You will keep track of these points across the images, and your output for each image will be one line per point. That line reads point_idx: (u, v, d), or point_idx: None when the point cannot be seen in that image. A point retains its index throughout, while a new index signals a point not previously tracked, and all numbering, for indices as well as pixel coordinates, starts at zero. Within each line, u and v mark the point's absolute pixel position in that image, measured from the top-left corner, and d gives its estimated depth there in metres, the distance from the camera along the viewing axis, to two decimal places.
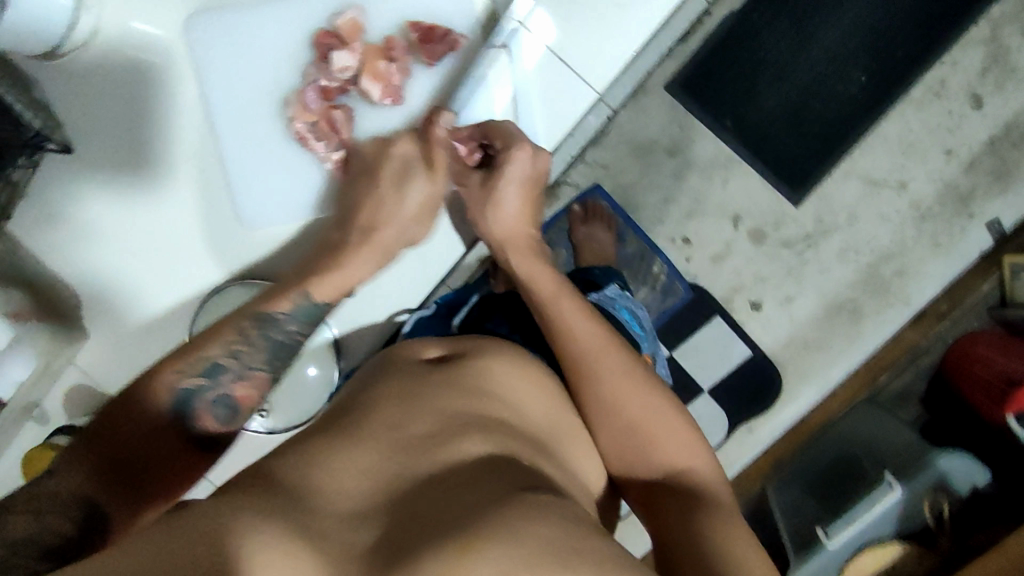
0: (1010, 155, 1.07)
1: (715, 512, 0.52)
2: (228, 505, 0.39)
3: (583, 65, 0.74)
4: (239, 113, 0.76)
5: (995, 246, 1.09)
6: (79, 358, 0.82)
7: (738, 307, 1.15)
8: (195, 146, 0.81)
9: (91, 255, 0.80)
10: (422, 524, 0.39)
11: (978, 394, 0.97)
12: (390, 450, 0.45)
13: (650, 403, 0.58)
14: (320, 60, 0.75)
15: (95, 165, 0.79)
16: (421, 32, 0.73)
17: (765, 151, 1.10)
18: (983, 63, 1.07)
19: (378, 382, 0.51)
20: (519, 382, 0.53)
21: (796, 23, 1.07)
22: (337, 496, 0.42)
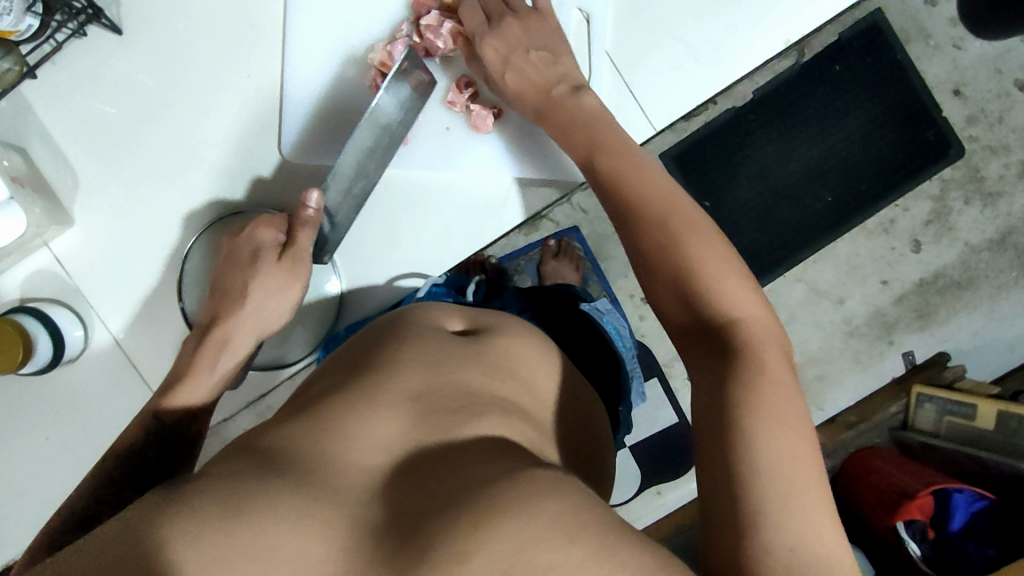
0: (933, 299, 1.21)
1: (751, 376, 0.48)
2: (238, 471, 0.37)
3: (648, 101, 0.79)
4: (314, 44, 0.74)
5: (906, 374, 1.20)
6: (54, 242, 0.75)
7: (676, 374, 1.21)
8: (245, 57, 0.74)
9: (95, 140, 0.74)
10: (432, 501, 0.37)
11: (869, 500, 1.06)
12: (410, 423, 0.43)
13: (709, 249, 0.55)
14: (416, 19, 0.74)
15: (136, 53, 0.74)
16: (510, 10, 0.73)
17: (734, 239, 1.19)
18: (928, 214, 1.21)
19: (398, 348, 0.49)
20: (540, 372, 0.54)
21: (786, 133, 1.17)
22: (347, 464, 0.39)
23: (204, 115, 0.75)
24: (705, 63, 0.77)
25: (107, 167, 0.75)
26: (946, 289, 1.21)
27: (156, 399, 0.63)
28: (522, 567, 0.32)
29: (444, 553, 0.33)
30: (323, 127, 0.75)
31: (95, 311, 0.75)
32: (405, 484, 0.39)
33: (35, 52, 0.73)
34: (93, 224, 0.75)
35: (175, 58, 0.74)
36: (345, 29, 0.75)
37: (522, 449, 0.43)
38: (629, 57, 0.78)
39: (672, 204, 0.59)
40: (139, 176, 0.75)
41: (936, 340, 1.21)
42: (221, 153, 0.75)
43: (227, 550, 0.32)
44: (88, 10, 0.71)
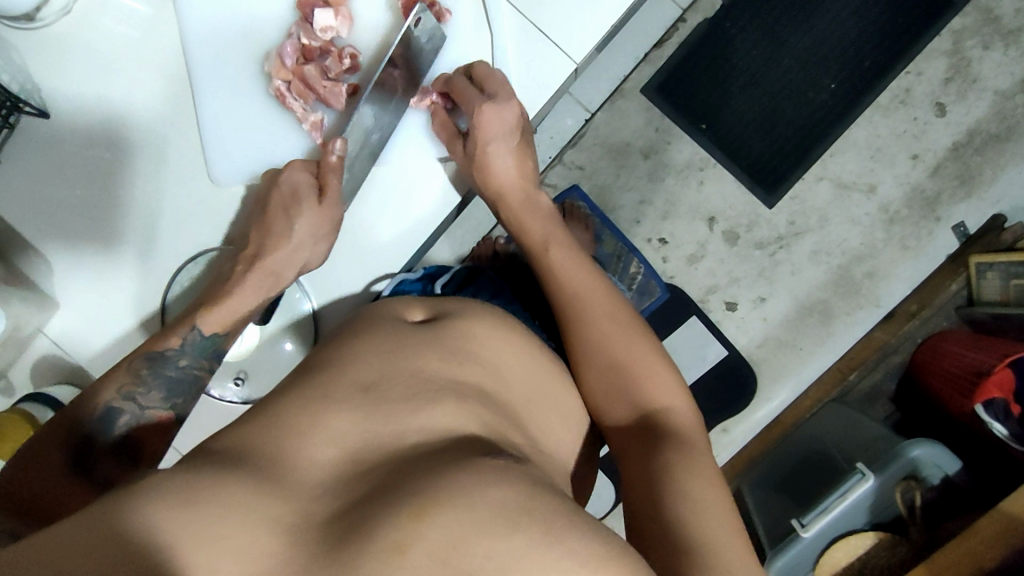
0: (973, 161, 1.11)
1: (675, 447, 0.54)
2: (198, 470, 0.38)
3: (564, 36, 0.69)
4: (219, 67, 0.67)
5: (962, 249, 1.11)
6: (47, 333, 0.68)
7: (715, 307, 1.17)
8: (173, 104, 0.67)
9: (50, 220, 0.67)
10: (383, 484, 0.37)
11: (946, 389, 0.98)
12: (363, 413, 0.43)
13: (624, 326, 0.63)
14: (304, 18, 0.67)
15: (75, 129, 0.66)
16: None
17: (739, 155, 1.13)
18: (946, 73, 1.10)
19: (355, 340, 0.50)
20: (502, 346, 0.54)
21: (767, 31, 1.10)
22: (301, 462, 0.40)
23: (155, 173, 0.67)
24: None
25: (66, 244, 0.67)
26: (986, 146, 1.11)
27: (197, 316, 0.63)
28: (459, 556, 0.32)
29: (385, 542, 0.33)
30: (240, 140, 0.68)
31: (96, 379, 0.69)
32: (359, 474, 0.39)
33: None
34: (79, 311, 0.68)
35: (105, 115, 0.67)
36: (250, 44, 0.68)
37: (500, 447, 0.42)
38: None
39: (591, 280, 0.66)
40: (104, 243, 0.67)
41: (987, 204, 1.11)
42: (181, 201, 0.68)
43: (196, 524, 0.33)
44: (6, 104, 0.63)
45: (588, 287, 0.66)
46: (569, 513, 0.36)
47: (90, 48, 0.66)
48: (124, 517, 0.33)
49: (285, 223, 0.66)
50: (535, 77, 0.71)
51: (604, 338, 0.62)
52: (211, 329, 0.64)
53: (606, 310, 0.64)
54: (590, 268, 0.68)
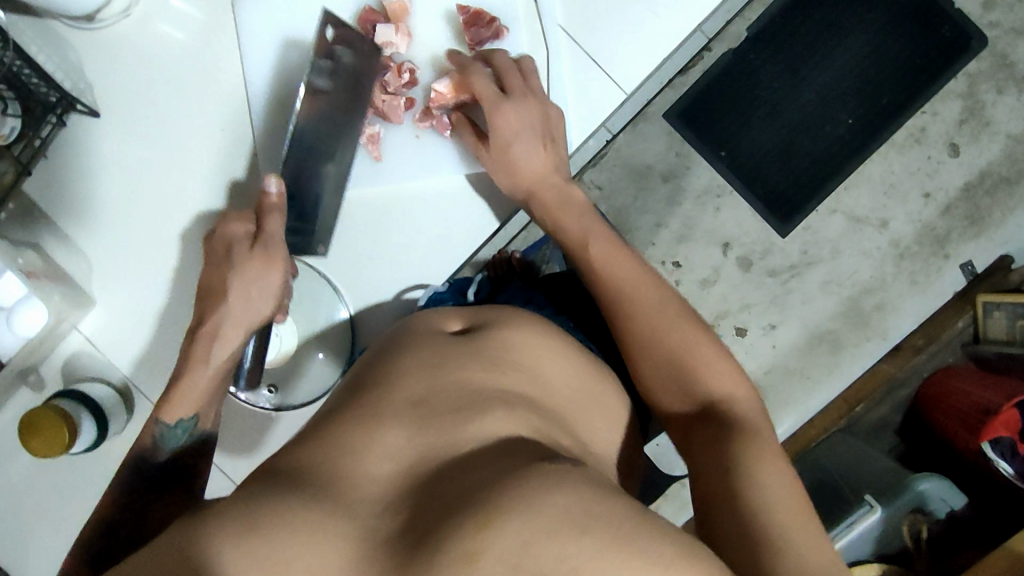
0: (983, 202, 1.14)
1: (736, 433, 0.54)
2: (262, 493, 0.39)
3: (614, 65, 0.72)
4: (271, 73, 0.68)
5: (969, 287, 1.14)
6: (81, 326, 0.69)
7: (725, 332, 1.18)
8: (222, 109, 0.68)
9: (92, 218, 0.68)
10: (444, 495, 0.38)
11: (952, 424, 1.00)
12: (416, 428, 0.43)
13: (668, 315, 0.62)
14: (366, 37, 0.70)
15: (124, 131, 0.67)
16: (468, 15, 0.70)
17: (757, 184, 1.15)
18: (961, 115, 1.13)
19: (402, 355, 0.51)
20: (542, 351, 0.55)
21: (790, 65, 1.12)
22: (357, 478, 0.40)
23: (200, 177, 0.68)
24: (664, 14, 0.71)
25: (110, 246, 0.68)
26: (996, 188, 1.13)
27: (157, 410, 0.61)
28: (532, 562, 0.33)
29: (454, 553, 0.34)
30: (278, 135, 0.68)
31: (129, 379, 0.69)
32: (415, 487, 0.40)
33: (27, 148, 0.64)
34: (114, 307, 0.68)
35: (153, 118, 0.67)
36: (298, 53, 0.68)
37: (544, 445, 0.44)
38: (590, 32, 0.72)
39: (632, 269, 0.65)
40: (146, 243, 0.68)
41: (995, 244, 1.14)
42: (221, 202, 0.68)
43: (249, 555, 0.34)
44: (63, 101, 0.64)
45: (635, 276, 0.65)
46: (634, 514, 0.37)
47: (143, 50, 0.67)
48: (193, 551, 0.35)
49: (227, 268, 0.64)
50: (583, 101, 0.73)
51: (653, 329, 0.61)
52: (176, 417, 0.61)
53: (652, 298, 0.63)
54: (632, 254, 0.66)
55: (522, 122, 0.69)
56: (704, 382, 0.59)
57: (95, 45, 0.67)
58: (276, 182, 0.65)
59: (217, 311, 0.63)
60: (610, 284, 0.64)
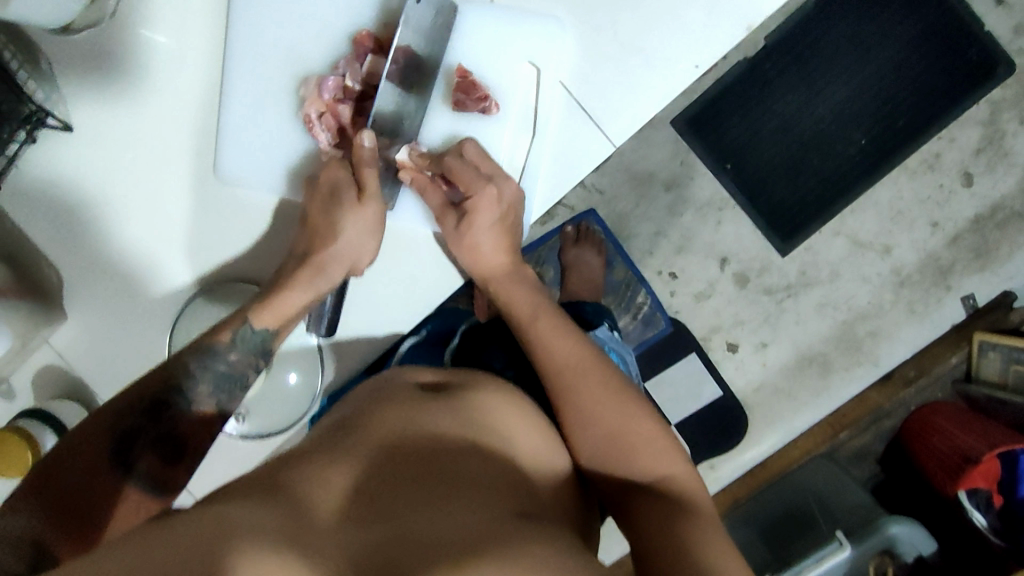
0: (992, 234, 1.10)
1: (691, 516, 0.55)
2: (253, 511, 0.43)
3: (604, 114, 0.65)
4: (256, 95, 0.65)
5: (967, 321, 1.11)
6: (56, 340, 0.69)
7: (715, 347, 1.18)
8: (205, 129, 0.66)
9: (65, 231, 0.66)
10: (415, 540, 0.43)
11: (934, 463, 1.00)
12: (391, 472, 0.49)
13: (605, 397, 0.63)
14: (355, 57, 0.64)
15: (103, 147, 0.65)
16: (464, 79, 0.65)
17: (761, 201, 1.12)
18: (979, 143, 1.09)
19: (382, 402, 0.56)
20: (513, 411, 0.58)
21: (806, 79, 1.08)
22: (334, 514, 0.45)
23: (179, 200, 0.67)
24: (659, 67, 0.63)
25: (87, 264, 0.67)
26: (1007, 222, 1.10)
27: (249, 311, 0.65)
28: None
29: None
30: (257, 159, 0.66)
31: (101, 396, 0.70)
32: (382, 528, 0.44)
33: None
34: (85, 325, 0.68)
35: (132, 136, 0.66)
36: (283, 69, 0.65)
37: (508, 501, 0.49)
38: (587, 82, 0.64)
39: (572, 344, 0.67)
40: (128, 261, 0.67)
41: (999, 279, 1.11)
42: (200, 227, 0.67)
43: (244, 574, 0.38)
44: (34, 114, 0.61)
45: (575, 350, 0.66)
46: None
47: (123, 61, 0.64)
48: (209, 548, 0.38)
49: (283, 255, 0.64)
50: (569, 151, 0.66)
51: (598, 411, 0.62)
52: (263, 325, 0.65)
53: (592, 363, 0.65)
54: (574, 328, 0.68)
55: (483, 220, 0.66)
56: (646, 459, 0.60)
57: (72, 52, 0.64)
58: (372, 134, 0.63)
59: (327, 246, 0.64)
60: (551, 362, 0.66)
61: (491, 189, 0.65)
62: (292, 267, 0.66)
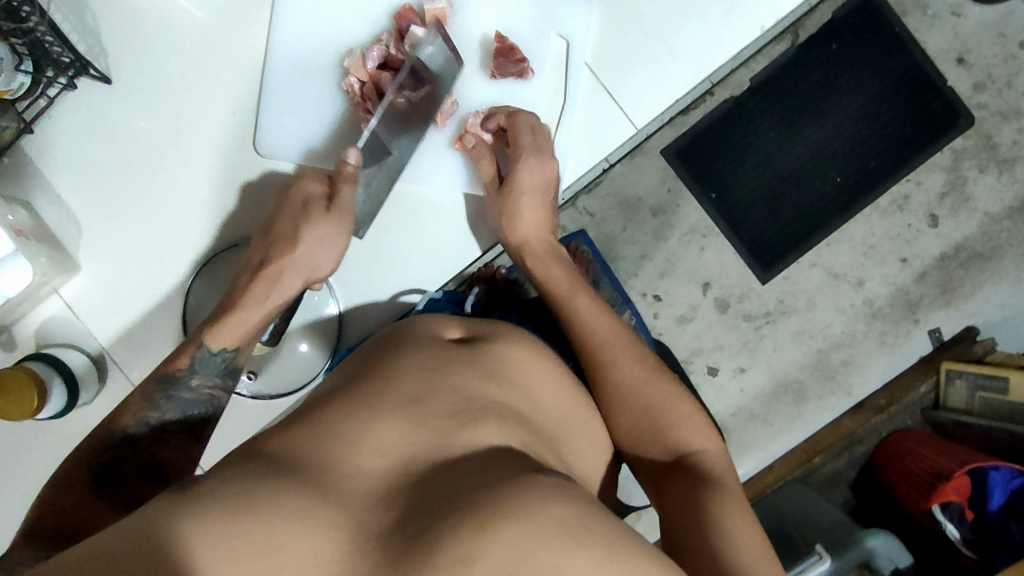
0: (956, 273, 1.18)
1: (715, 490, 0.61)
2: (264, 478, 0.43)
3: (627, 99, 0.84)
4: (298, 63, 0.79)
5: (934, 353, 1.17)
6: (65, 288, 0.79)
7: (696, 369, 1.21)
8: (227, 94, 0.79)
9: (88, 178, 0.78)
10: (437, 499, 0.44)
11: (905, 484, 1.03)
12: (409, 427, 0.50)
13: (640, 376, 0.69)
14: (397, 29, 0.79)
15: (134, 105, 0.79)
16: (502, 47, 0.80)
17: (743, 230, 1.18)
18: (943, 187, 1.17)
19: (403, 354, 0.57)
20: (533, 370, 0.62)
21: (787, 117, 1.16)
22: (352, 472, 0.46)
23: (196, 158, 0.79)
24: (678, 56, 0.84)
25: (110, 213, 0.79)
26: (969, 261, 1.17)
27: (205, 335, 0.71)
28: (530, 566, 0.39)
29: (451, 553, 0.39)
30: (291, 126, 0.79)
31: (109, 353, 0.80)
32: (407, 486, 0.46)
33: (31, 106, 0.76)
34: (96, 269, 0.79)
35: (163, 100, 0.79)
36: (324, 40, 0.79)
37: (524, 456, 0.50)
38: (610, 69, 0.84)
39: (606, 325, 0.73)
40: (147, 213, 0.79)
41: (962, 315, 1.18)
42: (214, 181, 0.80)
43: (242, 545, 0.38)
44: (76, 64, 0.74)
45: (607, 332, 0.72)
46: (616, 534, 0.43)
47: (165, 35, 0.78)
48: (202, 534, 0.37)
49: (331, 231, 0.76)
50: (598, 131, 0.84)
51: (632, 383, 0.68)
52: (219, 346, 0.71)
53: (623, 350, 0.71)
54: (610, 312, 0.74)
55: (526, 182, 0.80)
56: (677, 434, 0.66)
57: (121, 21, 0.78)
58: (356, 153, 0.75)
59: (295, 265, 0.76)
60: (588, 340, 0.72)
61: (530, 157, 0.80)
62: (247, 281, 0.75)
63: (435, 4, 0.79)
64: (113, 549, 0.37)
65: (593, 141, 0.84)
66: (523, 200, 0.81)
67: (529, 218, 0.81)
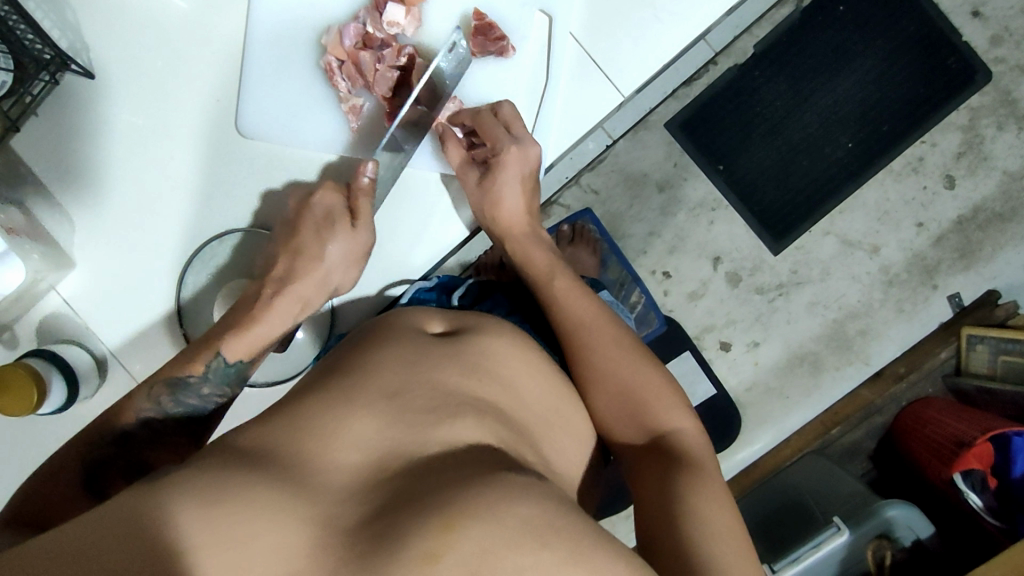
0: (975, 235, 1.14)
1: (690, 473, 0.59)
2: (236, 472, 0.43)
3: (614, 68, 0.78)
4: (276, 47, 0.76)
5: (954, 318, 1.14)
6: (61, 287, 0.77)
7: (708, 345, 1.19)
8: (211, 84, 0.77)
9: (77, 176, 0.76)
10: (407, 495, 0.43)
11: (925, 453, 1.01)
12: (385, 420, 0.49)
13: (618, 356, 0.66)
14: (374, 6, 0.74)
15: (119, 99, 0.76)
16: (480, 23, 0.75)
17: (752, 201, 1.15)
18: (959, 147, 1.14)
19: (384, 345, 0.56)
20: (515, 361, 0.60)
21: (795, 83, 1.13)
22: (324, 466, 0.45)
23: (183, 153, 0.77)
24: (667, 21, 0.77)
25: (103, 207, 0.76)
26: (989, 223, 1.14)
27: (221, 343, 0.65)
28: (491, 565, 0.38)
29: (416, 551, 0.39)
30: (273, 109, 0.76)
31: (105, 347, 0.78)
32: (380, 480, 0.45)
33: (16, 105, 0.73)
34: (89, 267, 0.77)
35: (147, 93, 0.76)
36: (306, 20, 0.76)
37: (499, 453, 0.50)
38: (596, 38, 0.78)
39: (585, 306, 0.70)
40: (138, 211, 0.77)
41: (983, 278, 1.14)
42: (204, 175, 0.77)
43: (209, 540, 0.38)
44: (58, 59, 0.72)
45: (588, 313, 0.70)
46: (584, 536, 0.42)
47: (144, 23, 0.76)
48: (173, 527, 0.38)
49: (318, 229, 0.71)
50: (583, 104, 0.79)
51: (612, 363, 0.66)
52: (236, 357, 0.65)
53: (602, 330, 0.69)
54: (589, 291, 0.72)
55: (510, 172, 0.76)
56: (655, 415, 0.64)
57: (99, 12, 0.75)
58: (372, 166, 0.71)
59: (315, 270, 0.70)
60: (567, 322, 0.70)
61: (514, 147, 0.75)
62: (261, 290, 0.69)
63: None
64: (87, 538, 0.37)
65: (583, 116, 0.79)
66: (506, 185, 0.76)
67: (512, 206, 0.77)
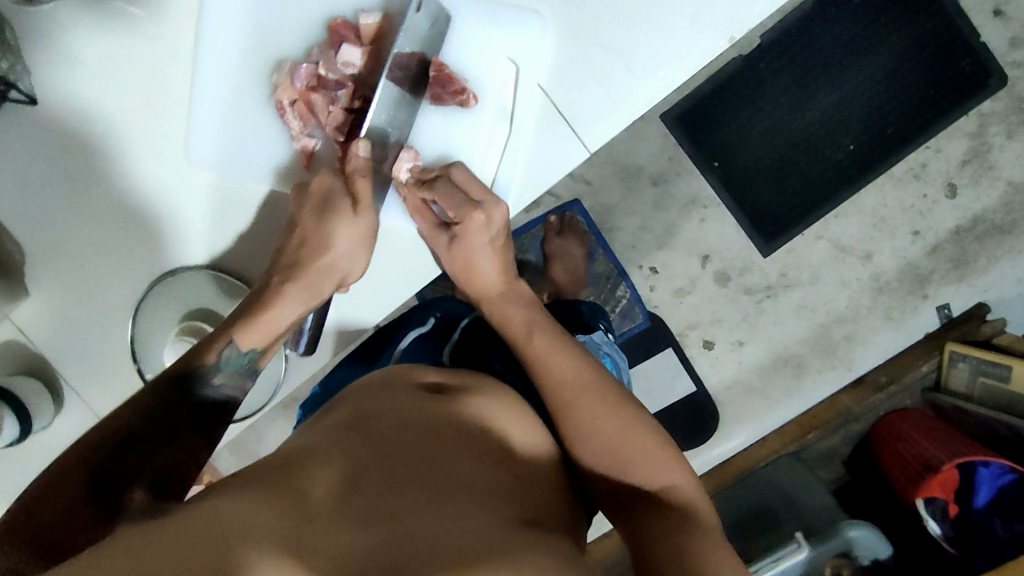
0: (971, 246, 1.11)
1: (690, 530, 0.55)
2: (239, 518, 0.41)
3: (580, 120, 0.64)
4: (228, 77, 0.65)
5: (941, 330, 1.13)
6: (17, 313, 0.70)
7: (691, 343, 1.18)
8: (162, 111, 0.66)
9: (26, 203, 0.67)
10: (413, 546, 0.41)
11: (897, 470, 1.02)
12: (387, 475, 0.48)
13: (604, 411, 0.61)
14: (329, 43, 0.63)
15: (63, 125, 0.65)
16: (439, 73, 0.63)
17: (745, 200, 1.12)
18: (965, 155, 1.09)
19: (383, 404, 0.55)
20: (518, 420, 0.58)
21: (799, 80, 1.07)
22: (325, 517, 0.44)
23: (134, 188, 0.67)
24: (638, 72, 0.62)
25: (52, 241, 0.68)
26: (987, 235, 1.10)
27: (236, 328, 0.62)
28: None
29: None
30: (224, 148, 0.66)
31: (60, 374, 0.73)
32: (375, 530, 0.43)
33: None
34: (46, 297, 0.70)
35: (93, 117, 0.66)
36: (261, 47, 0.65)
37: (506, 504, 0.48)
38: (564, 85, 0.63)
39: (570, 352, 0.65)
40: (90, 251, 0.68)
41: (974, 291, 1.12)
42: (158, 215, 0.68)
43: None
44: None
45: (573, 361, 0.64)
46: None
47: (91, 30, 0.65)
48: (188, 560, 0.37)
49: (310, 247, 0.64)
50: (548, 162, 0.66)
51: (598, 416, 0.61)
52: (249, 346, 0.63)
53: (588, 378, 0.63)
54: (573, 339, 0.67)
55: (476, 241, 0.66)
56: (646, 471, 0.59)
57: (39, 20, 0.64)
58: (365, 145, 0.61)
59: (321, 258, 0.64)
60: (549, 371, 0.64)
61: (481, 212, 0.64)
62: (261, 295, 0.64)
63: (371, 17, 0.62)
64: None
65: (541, 173, 0.66)
66: (478, 254, 0.68)
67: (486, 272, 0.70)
